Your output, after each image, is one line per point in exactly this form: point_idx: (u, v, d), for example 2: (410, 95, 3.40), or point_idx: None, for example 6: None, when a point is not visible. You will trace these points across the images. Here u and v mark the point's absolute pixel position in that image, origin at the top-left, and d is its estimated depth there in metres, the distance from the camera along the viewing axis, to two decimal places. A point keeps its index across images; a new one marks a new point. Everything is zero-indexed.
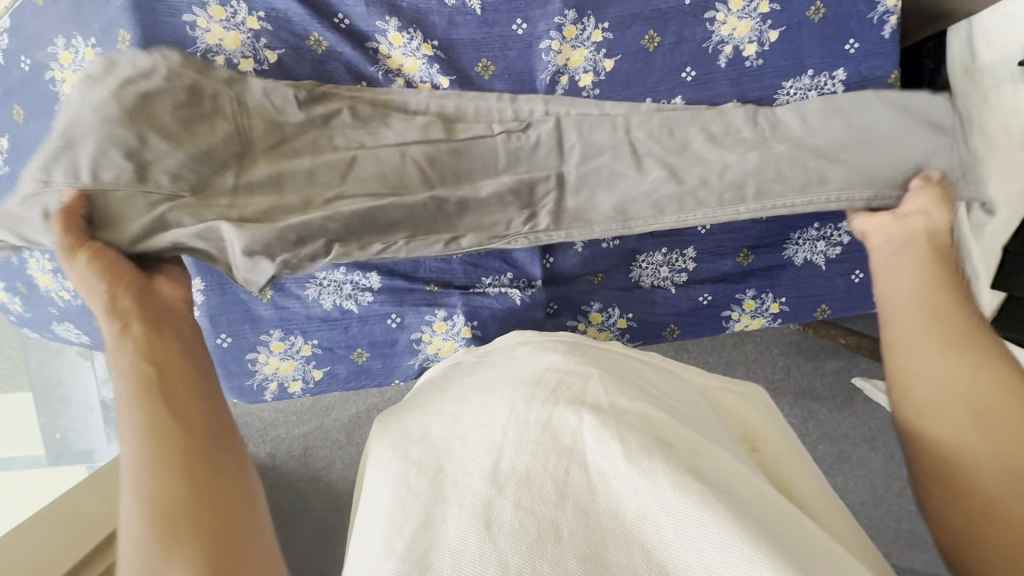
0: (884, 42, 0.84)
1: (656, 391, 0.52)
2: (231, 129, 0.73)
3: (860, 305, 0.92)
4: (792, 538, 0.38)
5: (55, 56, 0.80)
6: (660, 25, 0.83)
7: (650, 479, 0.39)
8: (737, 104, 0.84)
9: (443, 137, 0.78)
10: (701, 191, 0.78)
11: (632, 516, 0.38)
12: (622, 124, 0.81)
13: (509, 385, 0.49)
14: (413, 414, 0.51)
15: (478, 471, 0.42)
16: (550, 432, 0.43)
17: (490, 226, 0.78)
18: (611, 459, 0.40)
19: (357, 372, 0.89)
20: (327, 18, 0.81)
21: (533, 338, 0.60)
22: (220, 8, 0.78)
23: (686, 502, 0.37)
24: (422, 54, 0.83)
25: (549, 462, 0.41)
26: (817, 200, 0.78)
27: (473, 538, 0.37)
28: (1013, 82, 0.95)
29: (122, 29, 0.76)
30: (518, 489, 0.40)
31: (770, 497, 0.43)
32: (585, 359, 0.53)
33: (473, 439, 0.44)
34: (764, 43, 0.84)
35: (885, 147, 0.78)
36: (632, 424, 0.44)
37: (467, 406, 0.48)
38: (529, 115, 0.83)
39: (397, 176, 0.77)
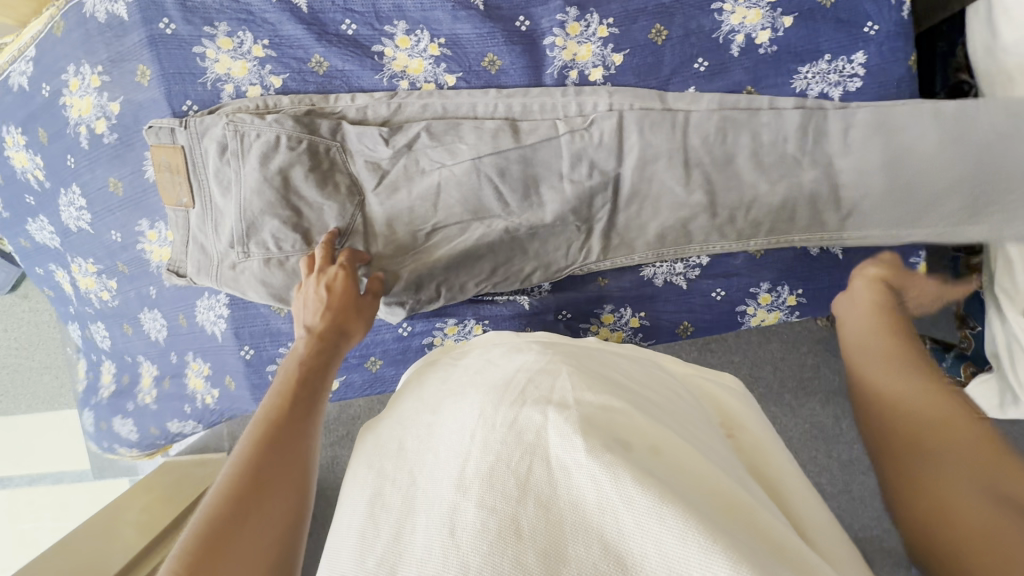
0: (901, 22, 0.82)
1: (626, 383, 0.53)
2: (314, 176, 0.77)
3: None
4: (748, 538, 0.38)
5: (65, 84, 0.86)
6: (666, 19, 0.82)
7: (609, 472, 0.38)
8: (750, 94, 0.84)
9: (494, 151, 0.79)
10: (729, 227, 0.82)
11: (592, 507, 0.38)
12: (680, 123, 0.80)
13: (480, 391, 0.50)
14: (390, 427, 0.52)
15: (446, 478, 0.42)
16: (516, 431, 0.44)
17: (538, 247, 0.83)
18: (572, 453, 0.40)
19: (372, 379, 0.90)
20: (328, 34, 0.80)
21: (509, 339, 0.61)
22: (227, 40, 0.79)
23: (645, 497, 0.37)
24: (428, 54, 0.81)
25: (512, 460, 0.42)
26: (832, 236, 0.83)
27: (437, 543, 0.38)
28: None
29: (140, 63, 0.80)
30: (481, 489, 0.40)
31: (732, 493, 0.42)
32: (561, 357, 0.54)
33: (444, 449, 0.45)
34: (777, 30, 0.83)
35: (930, 159, 0.75)
36: (596, 422, 0.44)
37: (441, 416, 0.49)
38: (566, 114, 0.82)
39: (476, 200, 0.79)
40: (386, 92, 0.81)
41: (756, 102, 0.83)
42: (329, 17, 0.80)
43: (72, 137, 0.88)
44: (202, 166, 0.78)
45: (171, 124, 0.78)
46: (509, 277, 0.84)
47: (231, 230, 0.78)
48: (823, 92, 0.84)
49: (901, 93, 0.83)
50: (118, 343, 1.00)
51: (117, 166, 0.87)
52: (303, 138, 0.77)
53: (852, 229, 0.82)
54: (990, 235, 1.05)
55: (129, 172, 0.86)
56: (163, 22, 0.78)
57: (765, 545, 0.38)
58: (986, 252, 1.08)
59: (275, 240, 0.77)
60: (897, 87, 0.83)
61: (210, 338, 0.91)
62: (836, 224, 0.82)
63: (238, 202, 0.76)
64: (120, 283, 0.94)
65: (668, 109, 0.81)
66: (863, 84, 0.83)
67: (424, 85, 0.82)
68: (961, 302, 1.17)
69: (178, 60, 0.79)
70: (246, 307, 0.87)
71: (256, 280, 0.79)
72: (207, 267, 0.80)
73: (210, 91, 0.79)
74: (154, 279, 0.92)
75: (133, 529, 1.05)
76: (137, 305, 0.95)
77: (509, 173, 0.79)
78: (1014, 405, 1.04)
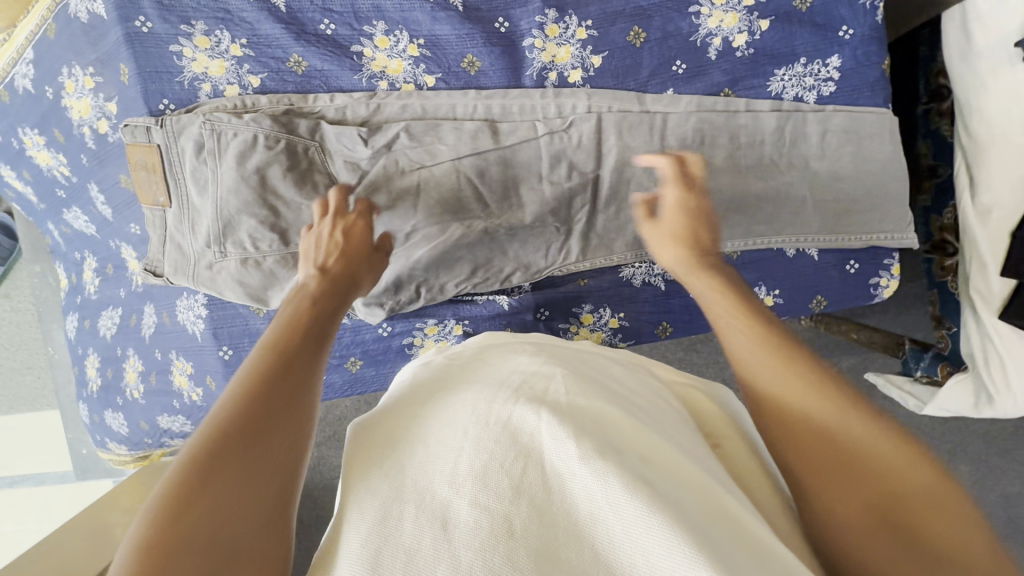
0: (875, 27, 0.83)
1: (618, 389, 0.53)
2: (292, 175, 0.77)
3: (856, 296, 0.92)
4: (739, 544, 0.38)
5: (63, 86, 0.85)
6: (644, 21, 0.83)
7: (603, 479, 0.39)
8: (727, 96, 0.84)
9: (474, 152, 0.80)
10: None
11: (585, 515, 0.39)
12: (658, 125, 0.82)
13: (475, 388, 0.51)
14: (377, 416, 0.52)
15: (439, 472, 0.42)
16: (509, 431, 0.44)
17: (518, 248, 0.83)
18: (567, 458, 0.41)
19: (352, 379, 0.89)
20: (306, 34, 0.79)
21: (500, 339, 0.62)
22: (204, 39, 0.78)
23: (637, 505, 0.37)
24: (408, 55, 0.81)
25: (506, 461, 0.42)
26: (801, 239, 0.86)
27: (427, 535, 0.38)
28: (1011, 65, 0.96)
29: (120, 62, 0.79)
30: (475, 487, 0.40)
31: (720, 498, 0.42)
32: (552, 360, 0.55)
33: (433, 441, 0.46)
34: (754, 33, 0.83)
35: (870, 174, 0.84)
36: (586, 424, 0.44)
37: (431, 410, 0.50)
38: (545, 116, 0.82)
39: (455, 201, 0.80)
40: (365, 92, 0.81)
41: (732, 105, 0.83)
42: (307, 17, 0.79)
43: (83, 138, 0.87)
44: (178, 165, 0.78)
45: (147, 122, 0.77)
46: (489, 278, 0.84)
47: (208, 229, 0.77)
48: (798, 95, 0.85)
49: (874, 97, 0.85)
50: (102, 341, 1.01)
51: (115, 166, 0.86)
52: (281, 137, 0.77)
53: (832, 231, 0.86)
54: (965, 236, 1.07)
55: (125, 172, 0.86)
56: (139, 20, 0.77)
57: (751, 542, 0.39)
58: (961, 251, 1.10)
59: (252, 240, 0.77)
60: (871, 91, 0.85)
61: (190, 338, 0.90)
62: (820, 226, 0.86)
63: (214, 201, 0.76)
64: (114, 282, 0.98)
65: (646, 112, 0.83)
66: (838, 88, 0.85)
67: (403, 85, 0.82)
68: (938, 303, 1.17)
69: (155, 59, 0.78)
70: (225, 308, 0.87)
71: (234, 280, 0.79)
72: (183, 266, 0.80)
73: (188, 90, 0.79)
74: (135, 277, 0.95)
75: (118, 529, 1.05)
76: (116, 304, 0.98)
77: (489, 175, 0.80)
78: (988, 404, 1.06)
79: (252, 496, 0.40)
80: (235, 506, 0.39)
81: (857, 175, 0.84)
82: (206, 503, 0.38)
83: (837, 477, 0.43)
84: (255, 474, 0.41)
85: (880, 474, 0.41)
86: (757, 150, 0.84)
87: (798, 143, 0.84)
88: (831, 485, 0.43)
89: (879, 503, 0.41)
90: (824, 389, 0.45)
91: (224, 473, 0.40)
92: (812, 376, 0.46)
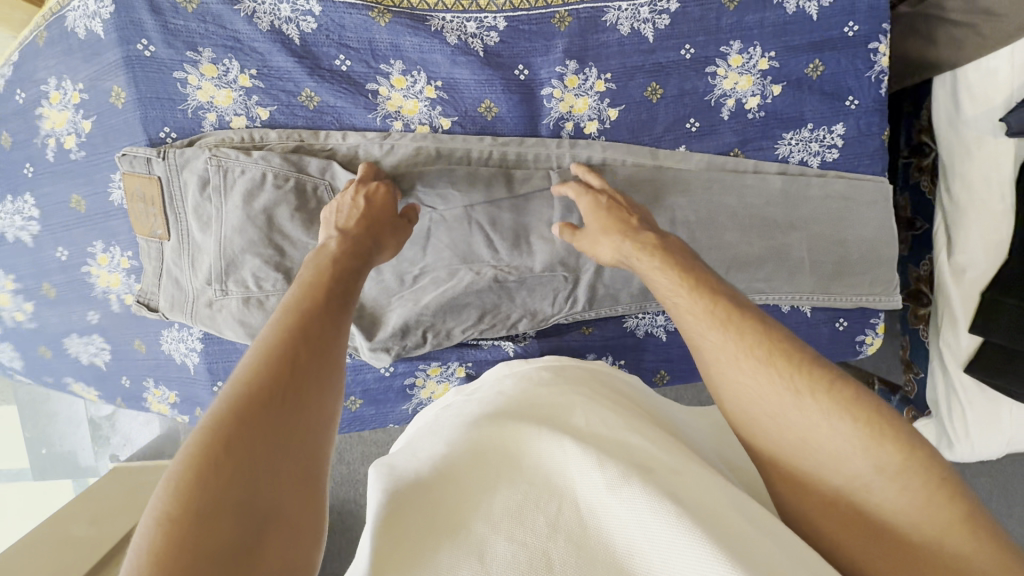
0: (879, 99, 0.86)
1: (635, 411, 0.64)
2: (301, 216, 0.74)
3: (843, 352, 0.96)
4: (758, 538, 0.46)
5: (45, 94, 0.80)
6: (662, 78, 0.83)
7: (632, 509, 0.47)
8: (736, 156, 0.86)
9: (488, 201, 0.79)
10: None
11: (622, 549, 0.47)
12: (669, 180, 0.83)
13: (500, 424, 0.60)
14: (405, 458, 0.60)
15: (472, 513, 0.50)
16: (544, 471, 0.54)
17: (526, 297, 0.83)
18: (595, 494, 0.50)
19: (351, 418, 0.89)
20: (321, 69, 0.77)
21: (517, 370, 0.73)
22: (212, 67, 0.75)
23: (666, 530, 0.45)
24: (424, 96, 0.80)
25: (541, 499, 0.51)
26: (800, 297, 0.89)
27: (468, 568, 0.46)
28: (995, 136, 1.01)
29: (116, 84, 0.75)
30: (511, 527, 0.48)
31: (747, 504, 0.51)
32: (571, 391, 0.65)
33: (466, 480, 0.54)
34: (766, 97, 0.85)
35: (867, 238, 0.87)
36: (611, 450, 0.54)
37: (456, 446, 0.59)
38: (560, 165, 0.82)
39: (466, 247, 0.79)
40: (379, 132, 0.79)
41: (741, 165, 0.85)
42: (322, 51, 0.77)
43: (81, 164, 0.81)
44: (179, 199, 0.74)
45: (148, 153, 0.74)
46: (496, 324, 0.85)
47: (209, 267, 0.74)
48: (803, 159, 0.87)
49: (873, 165, 0.88)
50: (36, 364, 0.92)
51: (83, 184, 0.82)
52: (290, 176, 0.74)
53: (824, 290, 0.89)
54: (938, 291, 1.13)
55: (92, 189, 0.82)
56: (141, 43, 0.73)
57: (752, 537, 0.46)
58: (936, 304, 1.15)
59: (255, 279, 0.75)
60: (871, 160, 0.88)
61: (180, 368, 0.87)
62: (813, 284, 0.88)
63: (217, 239, 0.73)
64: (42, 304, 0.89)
65: (659, 166, 0.84)
66: (841, 154, 0.88)
67: (418, 126, 0.80)
68: (910, 349, 1.24)
69: (157, 85, 0.74)
70: (222, 342, 0.84)
71: (234, 318, 0.76)
72: (181, 303, 0.77)
73: (191, 118, 0.76)
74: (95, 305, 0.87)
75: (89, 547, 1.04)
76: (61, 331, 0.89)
77: (501, 223, 0.79)
78: (948, 450, 1.14)
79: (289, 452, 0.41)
80: (275, 461, 0.40)
81: (855, 240, 0.87)
82: (248, 455, 0.39)
83: (805, 461, 0.49)
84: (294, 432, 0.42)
85: (907, 512, 0.45)
86: (763, 211, 0.85)
87: (802, 205, 0.86)
88: (803, 469, 0.49)
89: (846, 486, 0.47)
90: (779, 380, 0.49)
91: (262, 429, 0.41)
92: (767, 363, 0.50)
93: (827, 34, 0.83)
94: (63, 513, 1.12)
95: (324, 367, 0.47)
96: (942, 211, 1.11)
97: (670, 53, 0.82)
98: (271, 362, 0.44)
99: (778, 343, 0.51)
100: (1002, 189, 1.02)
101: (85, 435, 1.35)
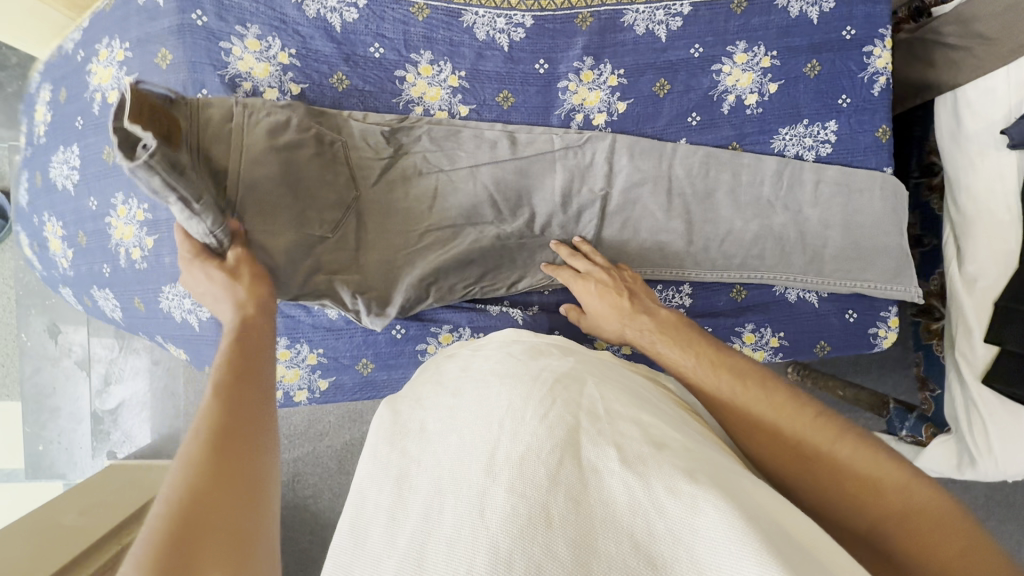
0: (873, 98, 0.91)
1: (648, 396, 0.58)
2: (318, 159, 0.78)
3: (857, 343, 0.96)
4: (784, 532, 0.40)
5: (97, 53, 0.91)
6: (670, 75, 0.89)
7: (645, 481, 0.43)
8: (734, 149, 0.91)
9: (493, 161, 0.85)
10: (702, 254, 0.90)
11: (624, 509, 0.42)
12: (667, 155, 0.88)
13: (507, 382, 0.54)
14: (410, 407, 0.56)
15: (474, 462, 0.45)
16: (548, 424, 0.47)
17: (526, 260, 0.89)
18: (605, 459, 0.45)
19: (363, 382, 0.93)
20: (356, 55, 0.86)
21: (528, 339, 0.67)
22: (256, 42, 0.84)
23: (678, 505, 0.41)
24: (447, 85, 0.87)
25: (542, 452, 0.45)
26: (798, 280, 0.91)
27: (467, 525, 0.41)
28: (997, 149, 1.01)
29: (161, 47, 0.84)
30: (511, 476, 0.43)
31: (768, 497, 0.45)
32: (580, 365, 0.59)
33: (470, 432, 0.48)
34: (764, 94, 0.90)
35: (860, 227, 0.90)
36: (627, 429, 0.48)
37: (463, 401, 0.53)
38: (563, 130, 0.88)
39: (471, 207, 0.85)
40: (399, 114, 0.87)
41: (739, 156, 0.89)
42: (359, 39, 0.86)
43: (104, 107, 0.91)
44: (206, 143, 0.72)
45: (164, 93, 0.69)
46: (496, 283, 0.89)
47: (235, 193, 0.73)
48: (798, 153, 0.92)
49: (867, 160, 0.91)
50: (132, 316, 0.96)
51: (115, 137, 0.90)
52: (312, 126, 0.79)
53: (818, 275, 0.91)
54: (951, 305, 1.09)
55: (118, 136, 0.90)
56: (195, 13, 0.83)
57: (787, 529, 0.42)
58: (949, 317, 1.11)
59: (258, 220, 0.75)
60: (864, 155, 0.91)
61: (190, 332, 0.93)
62: (803, 265, 0.91)
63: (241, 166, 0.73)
64: (102, 240, 0.94)
65: (657, 142, 0.89)
66: (834, 149, 0.91)
67: (438, 112, 0.88)
68: (922, 364, 1.19)
69: (202, 51, 0.83)
70: None
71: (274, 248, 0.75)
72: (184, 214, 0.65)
73: (229, 84, 0.84)
74: (140, 247, 0.91)
75: (78, 533, 1.04)
76: (91, 279, 0.97)
77: (506, 184, 0.85)
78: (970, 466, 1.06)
79: (235, 519, 0.46)
80: None
81: (853, 226, 0.90)
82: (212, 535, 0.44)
83: (813, 470, 0.54)
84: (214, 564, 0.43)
85: (889, 491, 0.50)
86: (758, 191, 0.90)
87: (798, 190, 0.90)
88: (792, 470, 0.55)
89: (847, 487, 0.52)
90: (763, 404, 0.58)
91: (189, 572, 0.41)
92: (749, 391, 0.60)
93: (825, 37, 0.89)
94: (57, 500, 1.12)
95: (257, 449, 0.52)
96: (950, 223, 1.09)
97: (679, 51, 0.89)
98: (218, 465, 0.48)
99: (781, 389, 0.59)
100: (1008, 199, 1.01)
101: (86, 432, 1.42)
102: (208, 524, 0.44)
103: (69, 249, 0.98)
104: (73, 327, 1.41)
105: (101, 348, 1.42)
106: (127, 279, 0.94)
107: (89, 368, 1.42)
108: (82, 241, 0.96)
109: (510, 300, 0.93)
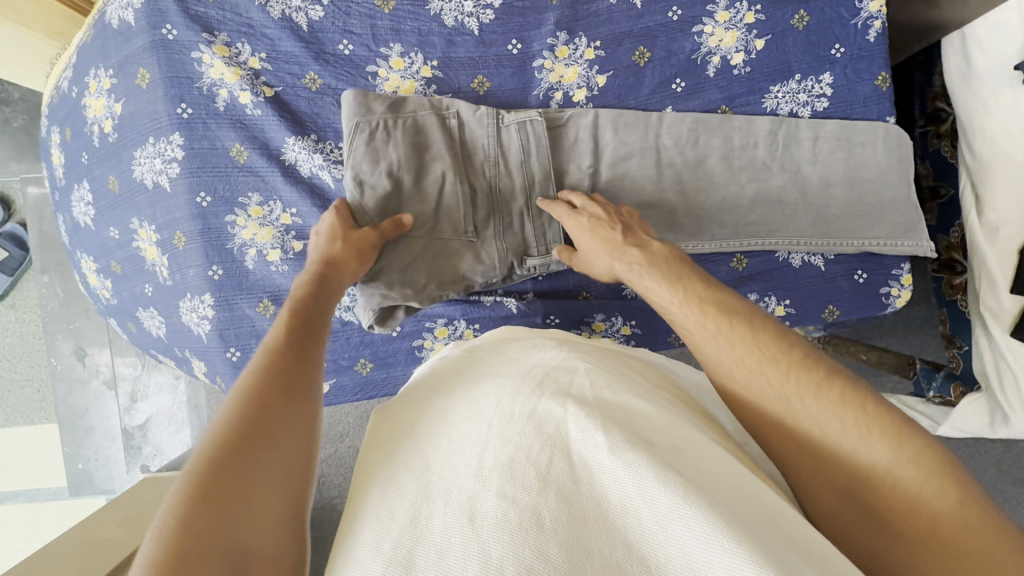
0: (868, 45, 0.86)
1: (644, 380, 0.56)
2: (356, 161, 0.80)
3: (869, 306, 0.92)
4: (770, 530, 0.39)
5: (87, 85, 0.93)
6: (649, 42, 0.86)
7: (636, 474, 0.40)
8: (724, 112, 0.87)
9: (465, 146, 0.83)
10: (698, 226, 0.87)
11: (616, 508, 0.40)
12: (653, 125, 0.85)
13: (497, 380, 0.52)
14: (401, 410, 0.55)
15: (464, 469, 0.44)
16: (535, 421, 0.46)
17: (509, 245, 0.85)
18: (594, 450, 0.43)
19: (364, 382, 0.92)
20: (325, 53, 0.85)
21: (523, 335, 0.65)
22: (224, 48, 0.84)
23: (670, 496, 0.39)
24: (420, 75, 0.86)
25: (532, 452, 0.44)
26: (800, 244, 0.87)
27: (457, 532, 0.40)
28: (1011, 87, 0.93)
29: (141, 66, 0.86)
30: (500, 480, 0.42)
31: (755, 490, 0.43)
32: (573, 355, 0.56)
33: (460, 435, 0.47)
34: (750, 52, 0.86)
35: (860, 182, 0.86)
36: (619, 419, 0.46)
37: (453, 403, 0.52)
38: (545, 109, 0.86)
39: (449, 198, 0.83)
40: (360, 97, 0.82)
41: (729, 120, 0.86)
42: (328, 37, 0.85)
43: (101, 137, 0.93)
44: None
45: None
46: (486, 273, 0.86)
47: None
48: (793, 110, 0.87)
49: (867, 111, 0.87)
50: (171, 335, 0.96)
51: (116, 164, 0.92)
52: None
53: (823, 236, 0.87)
54: (972, 255, 1.03)
55: (115, 165, 0.93)
56: (166, 28, 0.84)
57: (819, 551, 0.40)
58: (971, 271, 1.04)
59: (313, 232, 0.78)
60: (864, 106, 0.87)
61: (193, 341, 0.92)
62: (807, 227, 0.87)
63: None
64: (123, 270, 0.98)
65: (642, 113, 0.86)
66: (831, 103, 0.87)
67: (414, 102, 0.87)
68: (948, 321, 1.11)
69: (177, 64, 0.85)
70: (232, 309, 0.90)
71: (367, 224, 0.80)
72: None
73: (207, 94, 0.86)
74: (150, 276, 0.95)
75: (114, 546, 1.06)
76: (133, 306, 1.00)
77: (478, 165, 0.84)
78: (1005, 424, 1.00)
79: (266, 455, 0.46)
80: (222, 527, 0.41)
81: (854, 181, 0.86)
82: (236, 464, 0.45)
83: (826, 468, 0.49)
84: (239, 487, 0.44)
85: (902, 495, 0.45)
86: (751, 154, 0.86)
87: (795, 148, 0.86)
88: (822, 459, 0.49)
89: (868, 506, 0.47)
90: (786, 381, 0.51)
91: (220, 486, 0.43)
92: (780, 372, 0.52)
93: None
94: (94, 517, 1.15)
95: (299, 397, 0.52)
96: (967, 170, 1.02)
97: (657, 16, 0.85)
98: (254, 404, 0.49)
99: (801, 357, 0.52)
100: None
101: (119, 448, 1.46)
102: (239, 451, 0.45)
103: (109, 282, 1.02)
104: (98, 349, 1.45)
105: (124, 366, 1.46)
106: (159, 299, 0.95)
107: (116, 386, 1.46)
108: (116, 273, 1.00)
109: (505, 289, 0.92)
